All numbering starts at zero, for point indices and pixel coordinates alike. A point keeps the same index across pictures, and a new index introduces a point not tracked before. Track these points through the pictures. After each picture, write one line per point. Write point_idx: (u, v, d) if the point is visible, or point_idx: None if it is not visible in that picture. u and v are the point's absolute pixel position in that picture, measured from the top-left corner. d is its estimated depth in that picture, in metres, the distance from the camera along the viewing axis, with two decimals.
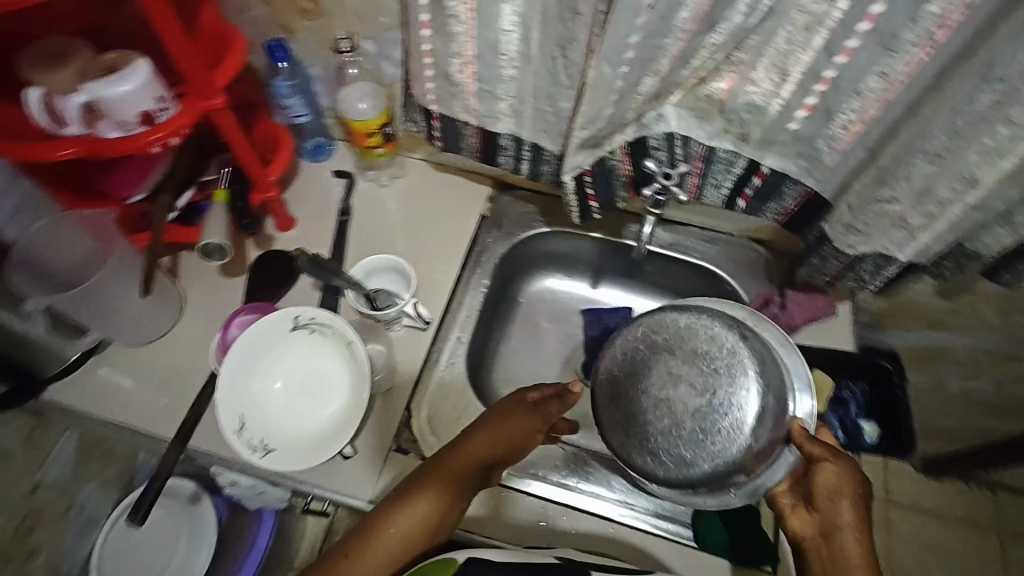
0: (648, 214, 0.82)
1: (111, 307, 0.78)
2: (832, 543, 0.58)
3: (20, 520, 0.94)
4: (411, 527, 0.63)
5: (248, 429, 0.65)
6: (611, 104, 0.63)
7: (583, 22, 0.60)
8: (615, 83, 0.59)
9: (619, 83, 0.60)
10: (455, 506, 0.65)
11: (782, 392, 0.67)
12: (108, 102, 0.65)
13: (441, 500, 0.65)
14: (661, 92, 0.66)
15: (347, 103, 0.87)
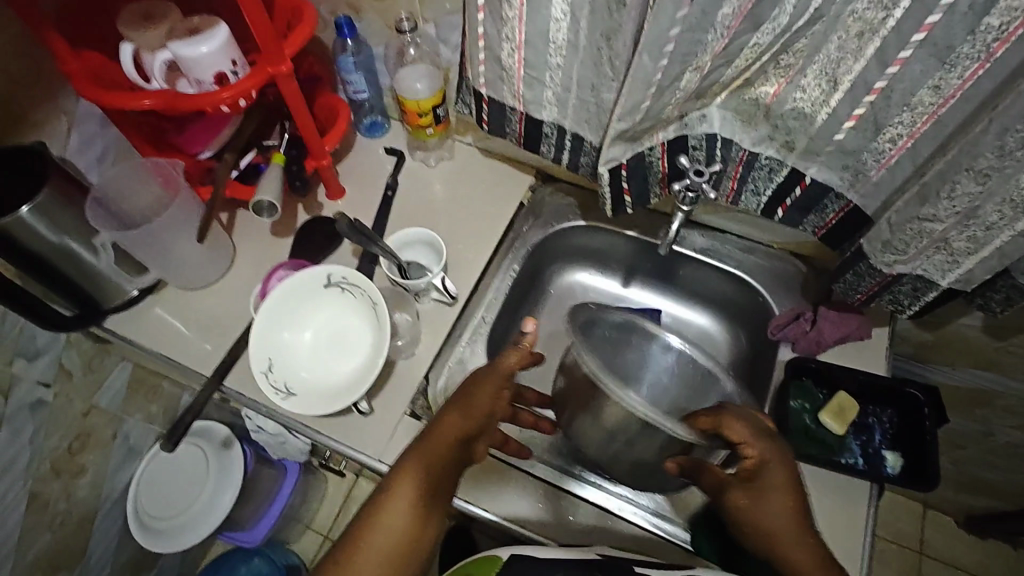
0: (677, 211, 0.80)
1: (171, 251, 0.85)
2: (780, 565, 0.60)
3: (72, 438, 1.04)
4: (399, 528, 0.56)
5: (275, 372, 0.70)
6: (649, 97, 0.64)
7: (632, 14, 0.61)
8: (655, 75, 0.60)
9: (659, 76, 0.60)
10: (440, 491, 0.59)
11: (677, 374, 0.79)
12: (189, 61, 0.72)
13: (423, 493, 0.58)
14: (703, 90, 0.66)
15: (404, 81, 0.90)
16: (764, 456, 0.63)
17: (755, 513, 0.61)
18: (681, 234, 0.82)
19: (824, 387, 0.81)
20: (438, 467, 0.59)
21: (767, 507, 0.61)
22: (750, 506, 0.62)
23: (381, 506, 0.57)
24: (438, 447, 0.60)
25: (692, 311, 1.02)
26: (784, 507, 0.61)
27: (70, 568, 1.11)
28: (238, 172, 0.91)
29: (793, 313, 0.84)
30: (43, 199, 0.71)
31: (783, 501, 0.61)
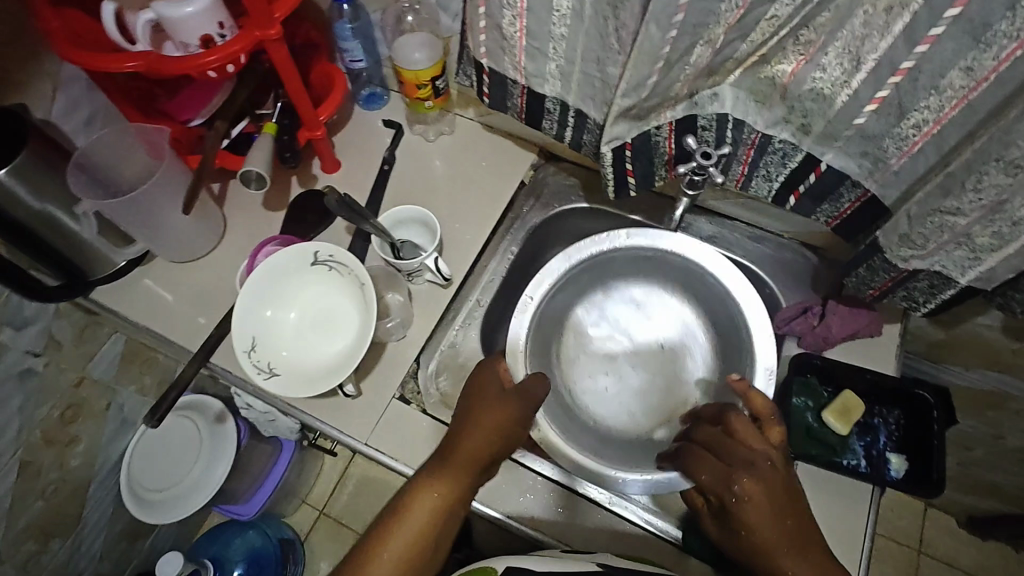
0: (682, 196, 0.77)
1: (157, 221, 0.82)
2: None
3: (64, 408, 1.03)
4: (439, 505, 0.64)
5: (259, 351, 0.68)
6: (656, 73, 0.60)
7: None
8: (662, 49, 0.56)
9: (666, 49, 0.56)
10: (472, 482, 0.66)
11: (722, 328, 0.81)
12: (173, 22, 0.69)
13: (458, 480, 0.66)
14: (713, 66, 0.62)
15: (403, 52, 0.86)
16: (711, 483, 0.62)
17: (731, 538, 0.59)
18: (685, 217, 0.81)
19: (829, 385, 0.78)
20: (471, 463, 0.66)
21: (733, 534, 0.59)
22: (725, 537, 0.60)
23: (401, 507, 0.64)
24: (457, 463, 0.66)
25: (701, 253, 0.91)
26: (756, 530, 0.56)
27: (63, 535, 1.13)
28: (229, 140, 0.89)
29: (800, 307, 0.81)
30: (23, 163, 0.68)
31: (741, 526, 0.57)
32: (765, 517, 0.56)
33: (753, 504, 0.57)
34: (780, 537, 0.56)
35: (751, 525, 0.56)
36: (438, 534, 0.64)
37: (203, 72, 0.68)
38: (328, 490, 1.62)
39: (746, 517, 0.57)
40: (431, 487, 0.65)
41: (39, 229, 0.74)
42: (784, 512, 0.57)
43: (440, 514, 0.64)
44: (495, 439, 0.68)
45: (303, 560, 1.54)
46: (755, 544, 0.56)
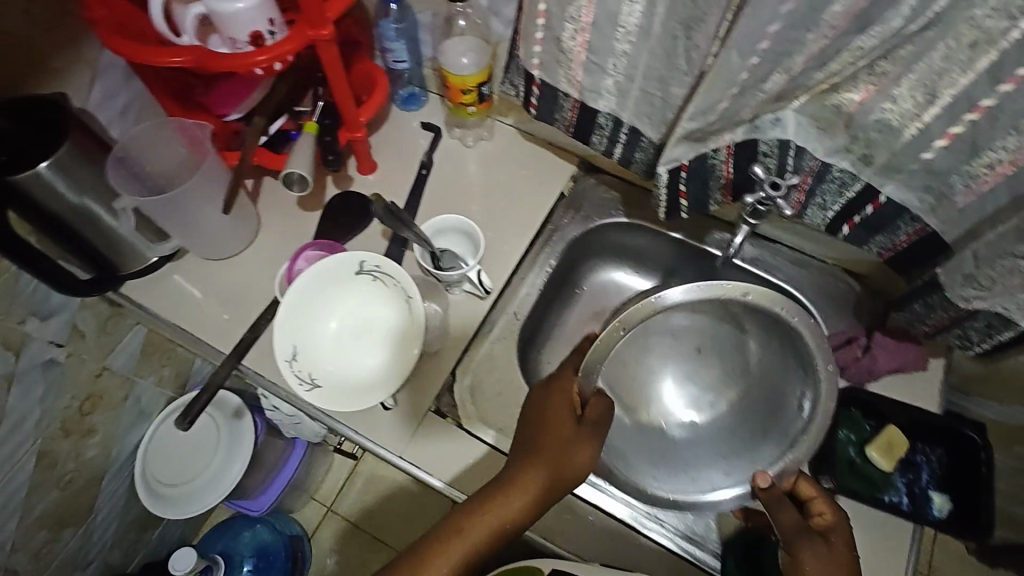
0: (743, 223, 0.76)
1: (193, 220, 0.80)
2: None
3: (84, 399, 1.02)
4: (527, 498, 0.64)
5: (299, 361, 0.66)
6: (728, 97, 0.58)
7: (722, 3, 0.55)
8: (740, 75, 0.55)
9: (744, 75, 0.55)
10: (563, 482, 0.65)
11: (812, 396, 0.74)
12: (224, 17, 0.67)
13: (549, 476, 0.65)
14: (785, 93, 0.60)
15: (450, 54, 0.84)
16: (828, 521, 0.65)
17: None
18: (743, 246, 0.80)
19: (872, 419, 0.76)
20: (558, 462, 0.65)
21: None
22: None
23: (459, 519, 0.64)
24: (523, 488, 0.64)
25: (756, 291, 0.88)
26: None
27: (75, 524, 1.13)
28: (267, 137, 0.87)
29: (845, 336, 0.81)
30: (65, 155, 0.66)
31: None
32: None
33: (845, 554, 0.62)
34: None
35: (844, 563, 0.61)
36: (497, 547, 0.64)
37: (251, 71, 0.66)
38: (336, 488, 1.61)
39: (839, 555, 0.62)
40: (492, 511, 0.64)
41: (73, 221, 0.71)
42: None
43: (504, 531, 0.64)
44: (559, 473, 0.65)
45: (309, 556, 1.53)
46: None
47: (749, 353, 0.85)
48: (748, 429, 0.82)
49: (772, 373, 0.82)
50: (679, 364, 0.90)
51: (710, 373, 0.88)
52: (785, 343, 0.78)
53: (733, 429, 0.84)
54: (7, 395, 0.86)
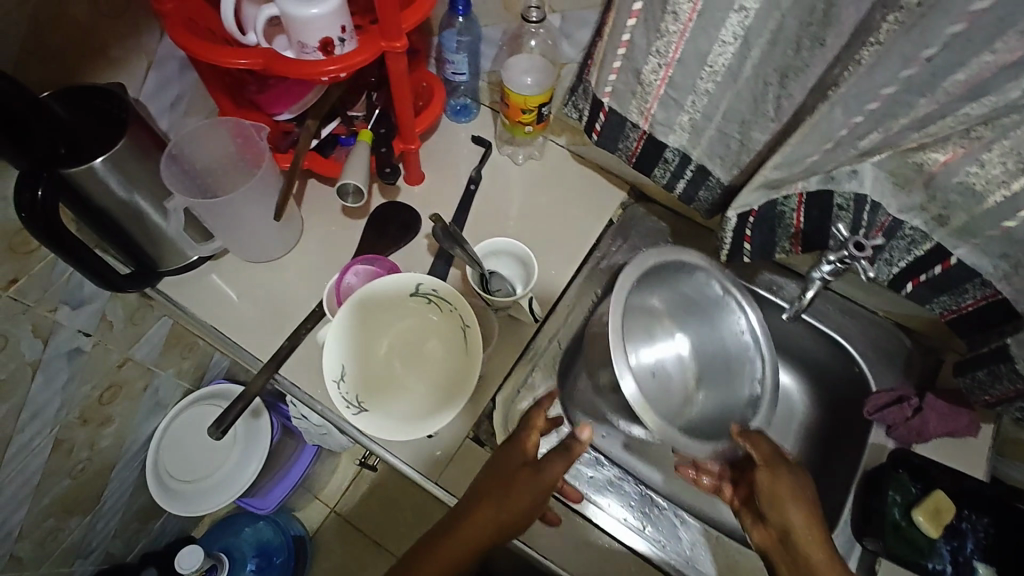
0: (814, 279, 0.73)
1: (242, 224, 0.78)
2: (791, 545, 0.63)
3: (103, 389, 0.99)
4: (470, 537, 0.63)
5: (346, 381, 0.65)
6: (820, 151, 0.60)
7: (825, 56, 0.53)
8: (840, 131, 0.56)
9: (845, 133, 0.57)
10: (512, 524, 0.62)
11: (743, 347, 0.78)
12: (296, 22, 0.64)
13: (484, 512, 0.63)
14: (882, 147, 0.58)
15: (513, 73, 0.83)
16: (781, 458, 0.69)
17: (789, 523, 0.63)
18: (813, 302, 0.76)
19: (918, 481, 0.74)
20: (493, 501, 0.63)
21: (790, 506, 0.64)
22: (785, 512, 0.64)
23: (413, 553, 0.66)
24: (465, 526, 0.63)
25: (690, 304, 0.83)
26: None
27: (82, 512, 1.10)
28: (318, 142, 0.85)
29: (894, 394, 0.78)
30: (121, 151, 0.64)
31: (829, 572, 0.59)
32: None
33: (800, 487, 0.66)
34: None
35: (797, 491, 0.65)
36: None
37: (318, 80, 0.64)
38: (341, 489, 1.59)
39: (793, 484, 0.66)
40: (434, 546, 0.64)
41: (121, 217, 0.69)
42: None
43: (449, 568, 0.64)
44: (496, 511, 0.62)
45: (308, 558, 1.51)
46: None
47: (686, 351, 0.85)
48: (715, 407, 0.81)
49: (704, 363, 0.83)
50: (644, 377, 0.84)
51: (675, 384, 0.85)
52: (710, 317, 0.81)
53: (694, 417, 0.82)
54: (31, 382, 0.84)
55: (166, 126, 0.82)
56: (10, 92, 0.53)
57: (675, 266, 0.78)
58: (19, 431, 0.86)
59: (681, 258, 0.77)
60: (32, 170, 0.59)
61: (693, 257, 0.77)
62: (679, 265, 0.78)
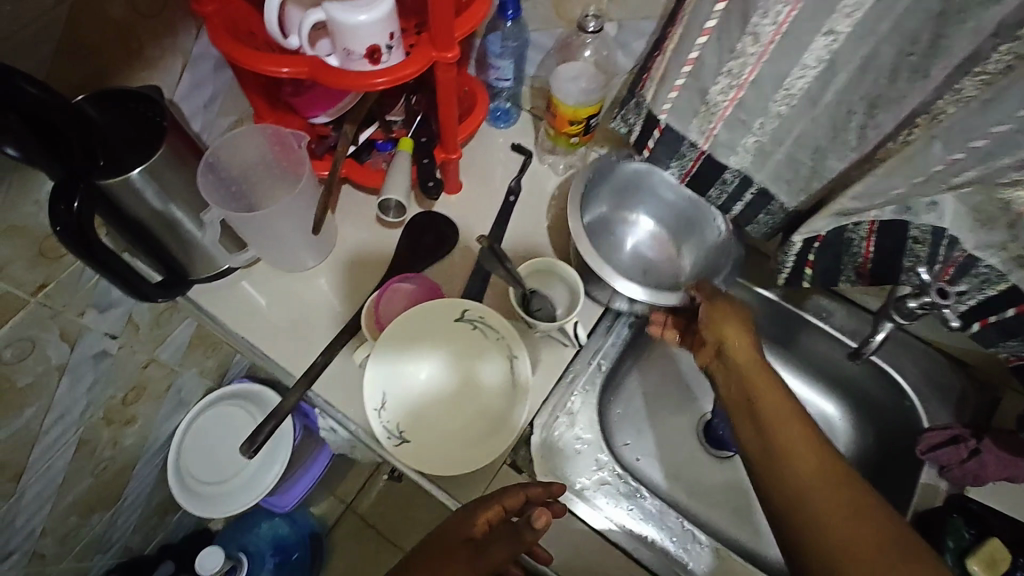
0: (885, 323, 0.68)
1: (277, 235, 0.76)
2: (726, 360, 0.68)
3: (128, 389, 0.98)
4: None
5: (387, 410, 0.67)
6: (908, 185, 0.55)
7: (926, 88, 0.51)
8: (935, 166, 0.52)
9: (939, 168, 0.52)
10: None
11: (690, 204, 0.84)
12: (342, 29, 0.59)
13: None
14: (975, 183, 0.52)
15: (563, 83, 0.80)
16: (715, 296, 0.72)
17: (722, 336, 0.69)
18: (884, 345, 0.70)
19: (972, 526, 0.70)
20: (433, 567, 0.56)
21: (727, 325, 0.69)
22: (723, 333, 0.69)
23: None
24: None
25: (641, 196, 0.88)
26: (761, 389, 0.64)
27: (103, 510, 1.10)
28: (354, 147, 0.81)
29: (949, 433, 0.74)
30: (157, 162, 0.61)
31: (757, 371, 0.65)
32: (810, 470, 0.56)
33: (736, 319, 0.70)
34: (822, 482, 0.55)
35: (731, 335, 0.68)
36: None
37: (370, 90, 0.61)
38: (357, 488, 1.57)
39: (727, 326, 0.69)
40: None
41: (154, 226, 0.66)
42: (876, 530, 0.51)
43: None
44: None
45: (322, 556, 1.50)
46: (789, 475, 0.57)
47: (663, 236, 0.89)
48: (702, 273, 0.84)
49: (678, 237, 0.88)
50: (641, 268, 0.89)
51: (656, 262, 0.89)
52: (658, 196, 0.86)
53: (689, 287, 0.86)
54: (58, 385, 0.82)
55: (199, 127, 0.79)
56: (45, 103, 0.51)
57: (608, 172, 0.84)
58: (44, 433, 0.85)
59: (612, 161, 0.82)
60: (67, 184, 0.56)
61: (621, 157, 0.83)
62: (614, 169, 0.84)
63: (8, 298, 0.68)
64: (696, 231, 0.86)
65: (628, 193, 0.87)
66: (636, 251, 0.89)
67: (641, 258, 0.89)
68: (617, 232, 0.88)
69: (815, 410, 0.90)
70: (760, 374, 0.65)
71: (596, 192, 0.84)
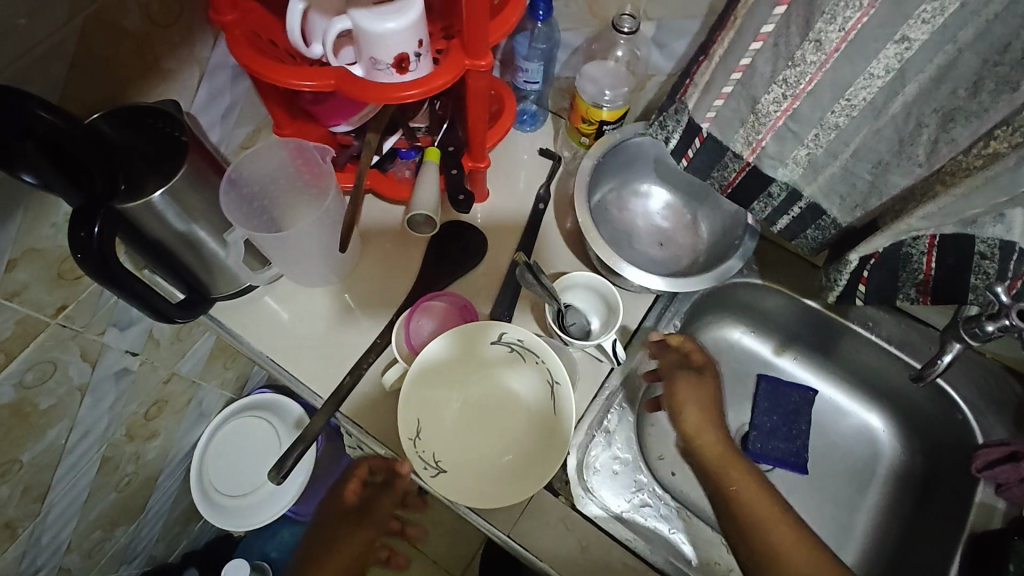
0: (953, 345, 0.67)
1: (301, 253, 0.73)
2: (693, 446, 0.71)
3: (150, 405, 0.96)
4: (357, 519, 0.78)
5: (422, 440, 0.65)
6: (987, 206, 0.51)
7: (1014, 102, 0.46)
8: (1019, 188, 0.48)
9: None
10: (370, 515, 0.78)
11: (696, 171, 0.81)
12: (368, 38, 0.56)
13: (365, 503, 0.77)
14: None
15: (590, 81, 0.78)
16: (677, 368, 0.72)
17: (683, 420, 0.71)
18: (950, 366, 0.68)
19: None
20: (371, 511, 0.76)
21: (689, 408, 0.71)
22: (681, 403, 0.71)
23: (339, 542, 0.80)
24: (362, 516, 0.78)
25: (645, 168, 0.85)
26: (739, 486, 0.67)
27: (127, 522, 1.09)
28: (378, 158, 0.78)
29: (1007, 450, 0.71)
30: (177, 183, 0.58)
31: (727, 462, 0.69)
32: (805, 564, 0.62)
33: (694, 381, 0.71)
34: None
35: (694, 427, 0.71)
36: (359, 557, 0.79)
37: (399, 103, 0.58)
38: None
39: (689, 418, 0.71)
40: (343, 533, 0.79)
41: (175, 246, 0.64)
42: None
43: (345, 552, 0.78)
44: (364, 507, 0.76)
45: None
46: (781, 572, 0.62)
47: (676, 206, 0.86)
48: (721, 243, 0.81)
49: (689, 207, 0.86)
50: (658, 241, 0.85)
51: (670, 229, 0.86)
52: (663, 166, 0.84)
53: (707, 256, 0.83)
54: (80, 404, 0.81)
55: (216, 139, 0.76)
56: (69, 131, 0.49)
57: (612, 153, 0.81)
58: (69, 451, 0.83)
59: (616, 140, 0.79)
60: (87, 208, 0.53)
61: (625, 134, 0.80)
62: (618, 149, 0.81)
63: (29, 322, 0.66)
64: (709, 198, 0.83)
65: (631, 169, 0.85)
66: (647, 222, 0.86)
67: (657, 231, 0.86)
68: (624, 205, 0.86)
69: (857, 420, 0.87)
70: (730, 467, 0.68)
71: (601, 172, 0.82)
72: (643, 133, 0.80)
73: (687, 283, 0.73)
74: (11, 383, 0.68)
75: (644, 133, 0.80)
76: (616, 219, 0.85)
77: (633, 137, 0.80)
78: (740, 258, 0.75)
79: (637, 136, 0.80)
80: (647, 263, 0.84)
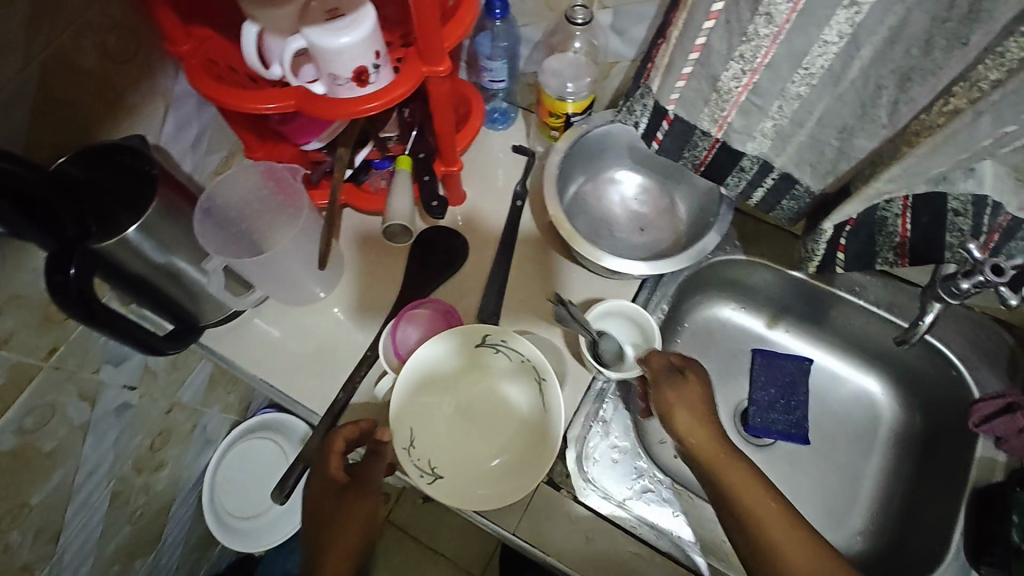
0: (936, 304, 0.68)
1: (284, 273, 0.74)
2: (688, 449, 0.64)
3: (154, 436, 0.97)
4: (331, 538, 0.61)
5: (417, 448, 0.66)
6: (953, 162, 0.51)
7: (966, 57, 0.46)
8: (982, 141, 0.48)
9: (987, 143, 0.48)
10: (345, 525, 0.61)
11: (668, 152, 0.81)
12: (325, 54, 0.56)
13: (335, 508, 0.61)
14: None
15: (552, 76, 0.79)
16: (662, 371, 0.67)
17: (677, 426, 0.64)
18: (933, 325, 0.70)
19: None
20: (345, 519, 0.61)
21: (678, 411, 0.65)
22: (674, 413, 0.65)
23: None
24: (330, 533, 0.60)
25: (617, 155, 0.85)
26: (738, 486, 0.60)
27: (145, 553, 1.10)
28: (351, 171, 0.78)
29: (1002, 403, 0.71)
30: (152, 216, 0.59)
31: (726, 464, 0.61)
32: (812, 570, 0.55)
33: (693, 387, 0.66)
34: None
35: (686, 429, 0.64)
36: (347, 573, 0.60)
37: (362, 116, 0.58)
38: None
39: (683, 423, 0.64)
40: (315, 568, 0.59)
41: (157, 278, 0.64)
42: None
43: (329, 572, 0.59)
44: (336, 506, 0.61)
45: None
46: None
47: (652, 189, 0.86)
48: (699, 221, 0.81)
49: (666, 190, 0.86)
50: (638, 227, 0.86)
51: (649, 214, 0.86)
52: (635, 152, 0.84)
53: (687, 236, 0.83)
54: (83, 444, 0.81)
55: (189, 168, 0.77)
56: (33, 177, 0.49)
57: (580, 145, 0.81)
58: (78, 490, 0.84)
59: (581, 132, 0.80)
60: (62, 253, 0.53)
61: (591, 126, 0.80)
62: (586, 140, 0.81)
63: (20, 368, 0.66)
64: (683, 179, 0.83)
65: (603, 157, 0.85)
66: (625, 210, 0.86)
67: (636, 217, 0.86)
68: (601, 195, 0.87)
69: (856, 386, 0.88)
70: (729, 472, 0.61)
71: (572, 165, 0.83)
72: (609, 121, 0.81)
73: (665, 263, 0.74)
74: (10, 430, 0.69)
75: (610, 121, 0.80)
76: (594, 209, 0.86)
77: (599, 126, 0.81)
78: (718, 229, 0.76)
79: (603, 126, 0.81)
80: (630, 251, 0.84)
